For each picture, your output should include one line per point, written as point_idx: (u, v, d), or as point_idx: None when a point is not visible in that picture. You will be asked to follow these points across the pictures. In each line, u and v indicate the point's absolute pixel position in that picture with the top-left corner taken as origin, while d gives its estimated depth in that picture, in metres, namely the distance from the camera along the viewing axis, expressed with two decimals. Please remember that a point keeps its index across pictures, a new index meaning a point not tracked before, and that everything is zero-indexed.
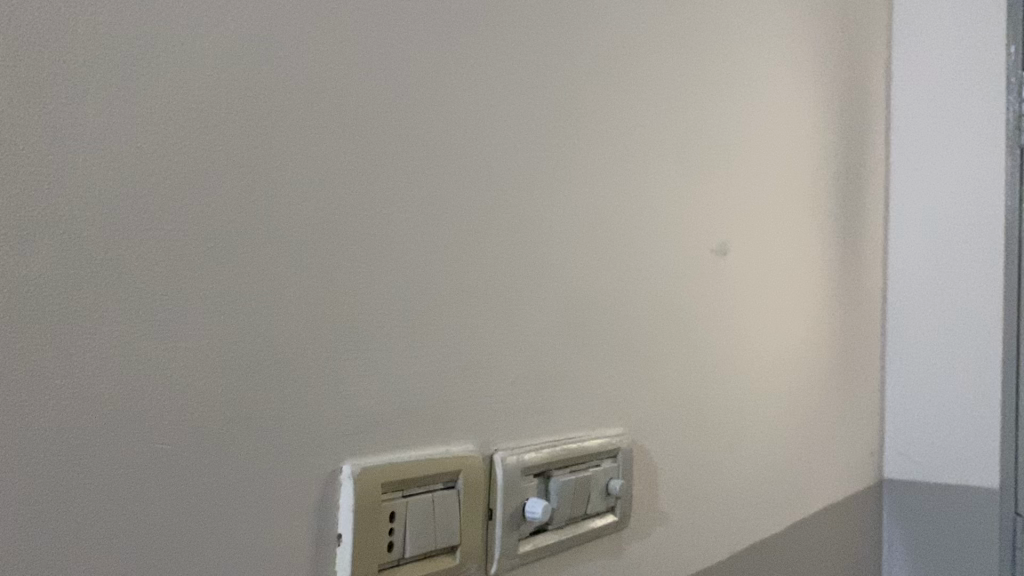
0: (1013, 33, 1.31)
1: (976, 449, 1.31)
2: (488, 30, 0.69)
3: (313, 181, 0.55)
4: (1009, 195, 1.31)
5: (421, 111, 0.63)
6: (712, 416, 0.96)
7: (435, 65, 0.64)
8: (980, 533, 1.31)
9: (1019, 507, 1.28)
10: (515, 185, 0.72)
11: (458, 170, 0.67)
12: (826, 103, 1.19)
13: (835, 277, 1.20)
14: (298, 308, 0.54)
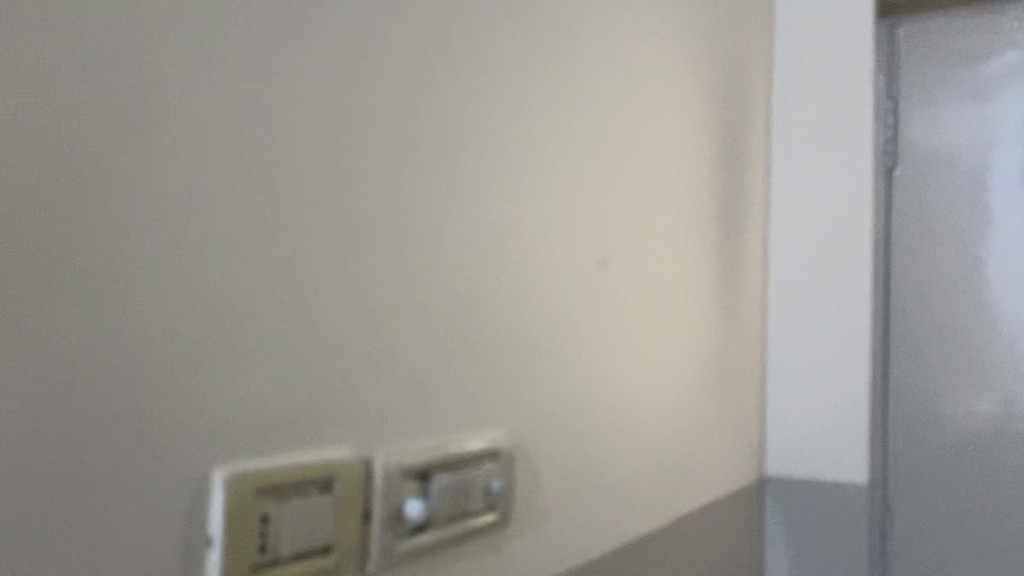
0: (884, 61, 1.40)
1: (853, 450, 1.34)
2: (366, 54, 0.72)
3: (180, 195, 0.58)
4: (881, 212, 1.39)
5: (295, 129, 0.66)
6: (593, 422, 1.00)
7: (311, 84, 0.67)
8: (852, 532, 1.34)
9: (888, 502, 1.37)
10: (391, 201, 0.75)
11: (333, 186, 0.69)
12: (706, 123, 1.25)
13: (711, 285, 1.24)
14: (163, 317, 0.57)
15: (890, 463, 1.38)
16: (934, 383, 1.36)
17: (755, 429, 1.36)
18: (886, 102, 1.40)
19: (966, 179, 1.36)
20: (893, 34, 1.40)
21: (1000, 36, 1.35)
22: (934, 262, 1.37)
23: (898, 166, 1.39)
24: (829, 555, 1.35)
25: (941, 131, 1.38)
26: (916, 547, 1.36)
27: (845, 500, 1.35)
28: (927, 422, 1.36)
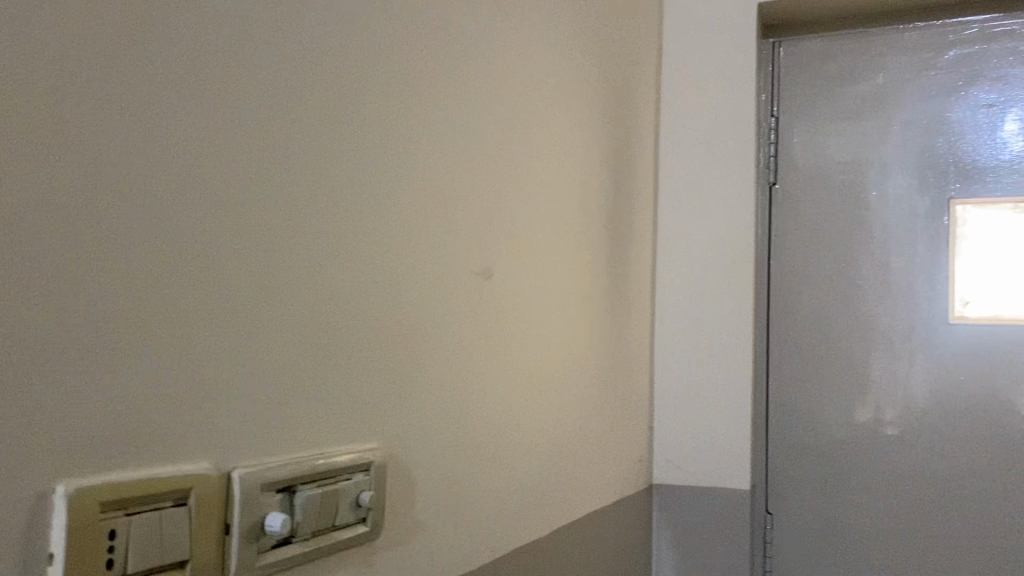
0: (764, 82, 1.47)
1: (733, 454, 1.39)
2: (239, 56, 0.71)
3: (35, 187, 0.55)
4: (762, 226, 1.45)
5: (161, 128, 0.64)
6: (473, 432, 1.00)
7: (178, 84, 0.65)
8: (738, 535, 1.37)
9: (770, 507, 1.42)
10: (259, 207, 0.73)
11: (199, 188, 0.67)
12: (592, 136, 1.27)
13: (599, 296, 1.28)
14: (15, 314, 0.54)
15: (772, 469, 1.43)
16: (817, 390, 1.41)
17: (643, 435, 1.40)
18: (767, 118, 1.46)
19: (848, 191, 1.41)
20: (774, 52, 1.48)
21: (875, 56, 1.41)
22: (814, 273, 1.42)
23: (779, 181, 1.45)
24: (714, 558, 1.39)
25: (819, 144, 1.44)
26: (796, 549, 1.40)
27: (731, 504, 1.38)
28: (805, 428, 1.41)
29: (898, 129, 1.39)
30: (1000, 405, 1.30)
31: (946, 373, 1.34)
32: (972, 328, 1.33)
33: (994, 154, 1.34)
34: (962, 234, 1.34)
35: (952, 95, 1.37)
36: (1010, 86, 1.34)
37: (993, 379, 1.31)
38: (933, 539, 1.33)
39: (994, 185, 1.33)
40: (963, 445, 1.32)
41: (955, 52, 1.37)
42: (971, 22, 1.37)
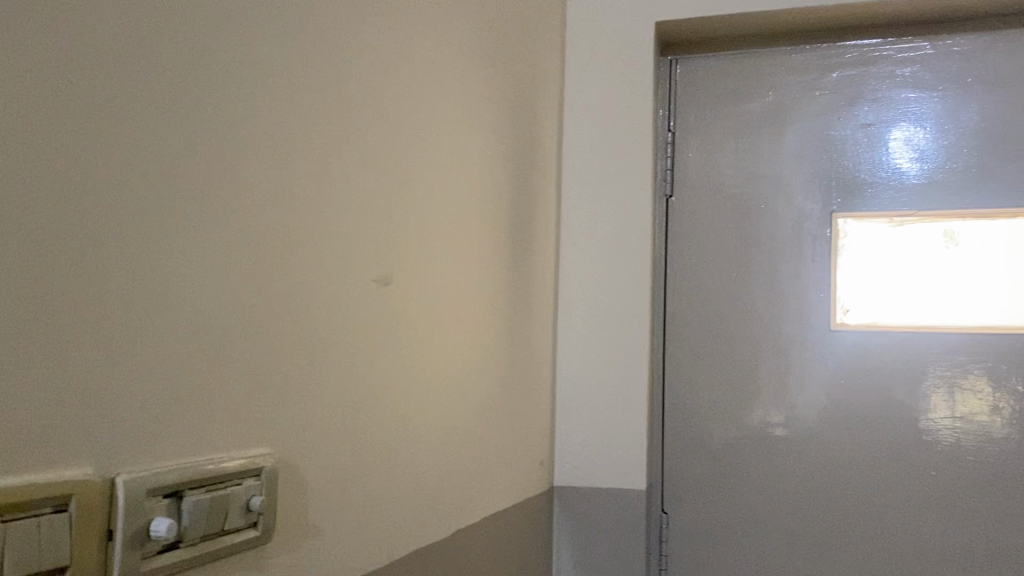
0: (661, 98, 1.53)
1: (627, 455, 1.44)
2: (135, 53, 0.70)
3: None
4: (659, 235, 1.51)
5: (49, 121, 0.62)
6: (370, 436, 1.01)
7: (70, 78, 0.64)
8: (632, 534, 1.42)
9: (665, 506, 1.48)
10: (152, 208, 0.72)
11: (89, 186, 0.66)
12: (494, 146, 1.30)
13: (500, 303, 1.31)
14: None
15: (667, 469, 1.48)
16: (703, 394, 1.47)
17: (543, 438, 1.44)
18: (664, 132, 1.52)
19: (742, 203, 1.48)
20: (671, 69, 1.54)
21: (766, 75, 1.49)
22: (709, 281, 1.48)
23: (674, 194, 1.51)
24: (611, 556, 1.43)
25: (714, 158, 1.50)
26: (689, 547, 1.46)
27: (627, 504, 1.43)
28: (699, 430, 1.47)
29: (786, 146, 1.46)
30: (878, 407, 1.38)
31: (830, 376, 1.41)
32: (854, 334, 1.40)
33: (873, 171, 1.42)
34: (844, 245, 1.42)
35: (834, 114, 1.45)
36: (886, 108, 1.43)
37: (873, 382, 1.39)
38: (817, 535, 1.40)
39: (873, 199, 1.41)
40: (845, 445, 1.39)
41: (837, 74, 1.45)
42: (851, 46, 1.46)
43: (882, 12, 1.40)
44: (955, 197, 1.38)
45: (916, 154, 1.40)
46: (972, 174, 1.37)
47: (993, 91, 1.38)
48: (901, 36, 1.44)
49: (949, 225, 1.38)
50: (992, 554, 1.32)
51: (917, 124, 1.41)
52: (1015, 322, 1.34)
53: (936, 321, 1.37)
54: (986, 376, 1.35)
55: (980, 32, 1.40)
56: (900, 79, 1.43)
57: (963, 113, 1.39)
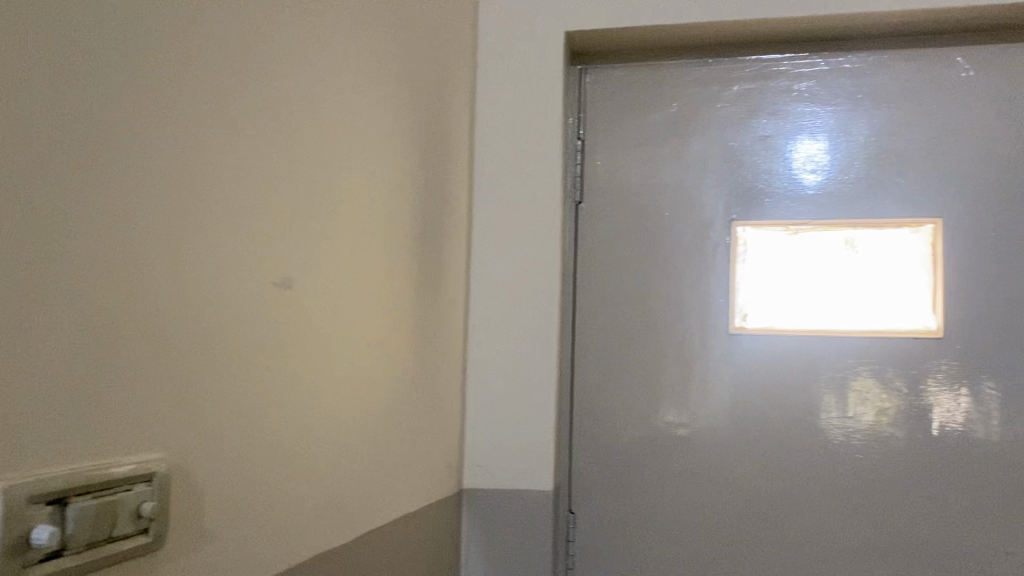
0: (571, 106, 1.57)
1: (536, 457, 1.46)
2: (27, 43, 0.68)
3: None
4: (568, 240, 1.54)
5: None
6: (270, 440, 1.00)
7: None
8: (539, 534, 1.45)
9: (572, 506, 1.50)
10: (43, 202, 0.70)
11: None
12: (403, 150, 1.31)
13: (408, 307, 1.32)
14: None
15: (575, 470, 1.51)
16: (610, 396, 1.51)
17: (453, 440, 1.46)
18: (574, 139, 1.55)
19: (650, 210, 1.51)
20: (580, 79, 1.57)
21: (671, 87, 1.53)
22: (617, 286, 1.52)
23: (584, 200, 1.54)
24: (520, 557, 1.45)
25: (621, 166, 1.54)
26: (595, 547, 1.49)
27: (535, 505, 1.45)
28: (607, 431, 1.50)
29: (691, 156, 1.51)
30: (775, 408, 1.44)
31: (731, 378, 1.46)
32: (751, 337, 1.45)
33: (771, 181, 1.48)
34: (743, 252, 1.47)
35: (735, 126, 1.50)
36: (784, 120, 1.48)
37: (771, 384, 1.44)
38: (715, 533, 1.44)
39: (770, 209, 1.47)
40: (743, 445, 1.44)
41: (738, 87, 1.51)
42: (753, 60, 1.51)
43: (783, 27, 1.46)
44: (847, 208, 1.44)
45: (811, 166, 1.46)
46: (864, 185, 1.44)
47: (884, 106, 1.45)
48: (798, 52, 1.50)
49: (849, 233, 1.44)
50: (879, 549, 1.38)
51: (813, 136, 1.47)
52: (900, 327, 1.40)
53: (829, 325, 1.43)
54: (873, 377, 1.41)
55: (871, 50, 1.47)
56: (797, 93, 1.49)
57: (855, 127, 1.45)
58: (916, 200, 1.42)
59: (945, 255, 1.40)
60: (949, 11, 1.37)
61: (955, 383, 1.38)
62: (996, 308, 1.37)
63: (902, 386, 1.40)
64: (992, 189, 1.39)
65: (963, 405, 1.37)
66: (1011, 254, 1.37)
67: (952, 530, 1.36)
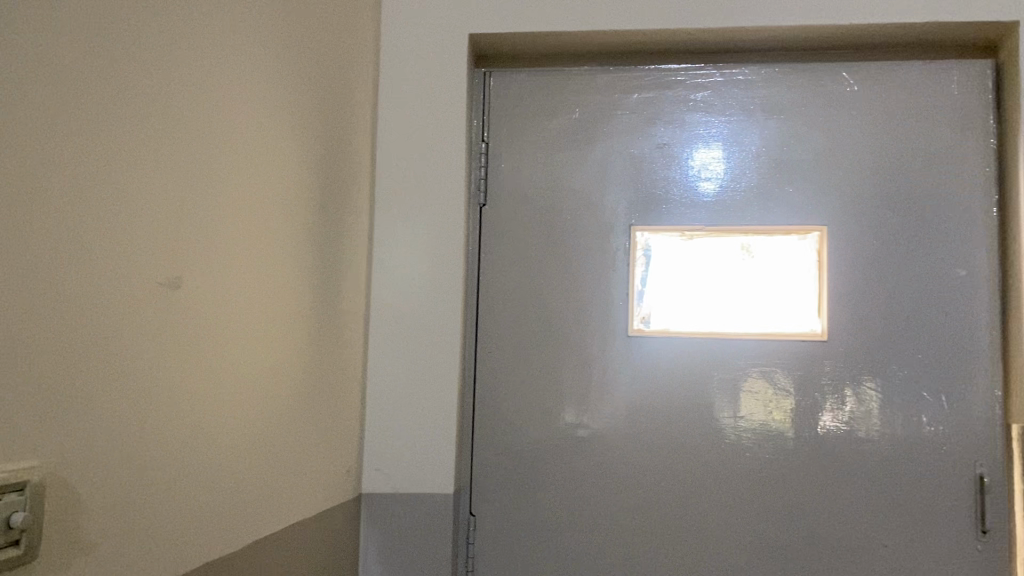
0: (475, 108, 1.57)
1: (437, 459, 1.46)
2: None
3: None
4: (471, 242, 1.54)
5: None
6: (155, 445, 0.97)
7: None
8: (439, 537, 1.44)
9: (472, 508, 1.51)
10: None
11: None
12: (302, 147, 1.29)
13: (305, 309, 1.30)
14: None
15: (475, 473, 1.51)
16: (511, 399, 1.51)
17: (350, 443, 1.44)
18: (478, 142, 1.56)
19: (553, 214, 1.53)
20: (485, 82, 1.58)
21: (573, 92, 1.55)
22: (520, 288, 1.53)
23: (487, 202, 1.55)
24: (419, 559, 1.44)
25: (524, 170, 1.55)
26: (494, 549, 1.50)
27: (436, 507, 1.45)
28: (507, 434, 1.51)
29: (592, 161, 1.53)
30: (672, 408, 1.47)
31: (631, 380, 1.49)
32: (649, 340, 1.49)
33: (668, 188, 1.52)
34: (641, 257, 1.51)
35: (634, 133, 1.53)
36: (682, 129, 1.52)
37: (668, 385, 1.48)
38: (613, 533, 1.47)
39: (666, 215, 1.51)
40: (640, 445, 1.47)
41: (636, 95, 1.54)
42: (652, 70, 1.55)
43: (682, 38, 1.50)
44: (740, 215, 1.49)
45: (706, 174, 1.51)
46: (757, 194, 1.49)
47: (774, 118, 1.50)
48: (695, 62, 1.55)
49: (744, 240, 1.49)
50: (768, 544, 1.43)
51: (708, 145, 1.51)
52: (789, 330, 1.46)
53: (723, 328, 1.48)
54: (764, 377, 1.46)
55: (763, 63, 1.53)
56: (693, 103, 1.53)
57: (747, 137, 1.51)
58: (804, 209, 1.48)
59: (830, 262, 1.46)
60: (838, 27, 1.44)
61: (840, 383, 1.44)
62: (877, 313, 1.44)
63: (791, 386, 1.45)
64: (875, 200, 1.46)
65: (848, 405, 1.44)
66: (892, 261, 1.45)
67: (835, 524, 1.42)
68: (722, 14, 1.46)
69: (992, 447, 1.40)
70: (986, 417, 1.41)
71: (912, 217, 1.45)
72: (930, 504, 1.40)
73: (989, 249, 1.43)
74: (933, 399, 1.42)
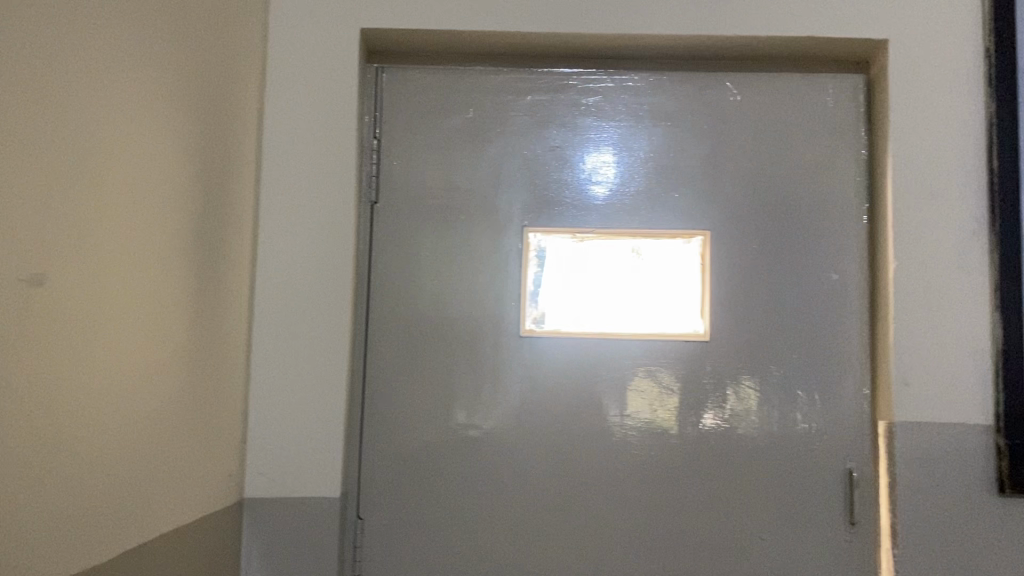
0: (367, 105, 1.55)
1: (324, 462, 1.43)
2: None
3: None
4: (362, 241, 1.52)
5: None
6: (22, 450, 0.90)
7: None
8: (326, 541, 1.41)
9: (360, 512, 1.48)
10: None
11: None
12: (183, 138, 1.23)
13: (184, 307, 1.24)
14: None
15: (364, 475, 1.49)
16: (401, 399, 1.50)
17: (232, 446, 1.39)
18: (369, 139, 1.54)
19: (445, 214, 1.52)
20: (377, 78, 1.56)
21: (467, 92, 1.55)
22: (412, 287, 1.51)
23: (379, 200, 1.52)
24: (304, 565, 1.41)
25: (416, 168, 1.53)
26: (382, 553, 1.47)
27: (324, 511, 1.41)
28: (396, 436, 1.49)
29: (486, 161, 1.53)
30: (561, 408, 1.49)
31: (521, 380, 1.49)
32: (540, 340, 1.50)
33: (560, 190, 1.53)
34: (533, 258, 1.52)
35: (527, 135, 1.54)
36: (574, 132, 1.54)
37: (558, 385, 1.49)
38: (501, 533, 1.47)
39: (559, 217, 1.53)
40: (530, 445, 1.48)
41: (530, 97, 1.55)
42: (545, 73, 1.56)
43: (576, 42, 1.52)
44: (628, 218, 1.53)
45: (597, 177, 1.53)
46: (645, 198, 1.53)
47: (662, 124, 1.54)
48: (587, 66, 1.57)
49: (633, 242, 1.52)
50: (653, 540, 1.47)
51: (599, 149, 1.54)
52: (674, 330, 1.50)
53: (611, 329, 1.50)
54: (650, 377, 1.50)
55: (651, 70, 1.56)
56: (584, 107, 1.55)
57: (636, 142, 1.54)
58: (689, 214, 1.52)
59: (713, 265, 1.51)
60: (723, 38, 1.49)
61: (721, 382, 1.49)
62: (757, 315, 1.50)
63: (674, 385, 1.49)
64: (754, 207, 1.52)
65: (729, 403, 1.49)
66: (771, 266, 1.51)
67: (716, 519, 1.47)
68: (614, 20, 1.49)
69: (860, 443, 1.48)
70: (855, 415, 1.48)
71: (790, 223, 1.51)
72: (804, 498, 1.47)
73: (860, 254, 1.51)
74: (806, 397, 1.49)
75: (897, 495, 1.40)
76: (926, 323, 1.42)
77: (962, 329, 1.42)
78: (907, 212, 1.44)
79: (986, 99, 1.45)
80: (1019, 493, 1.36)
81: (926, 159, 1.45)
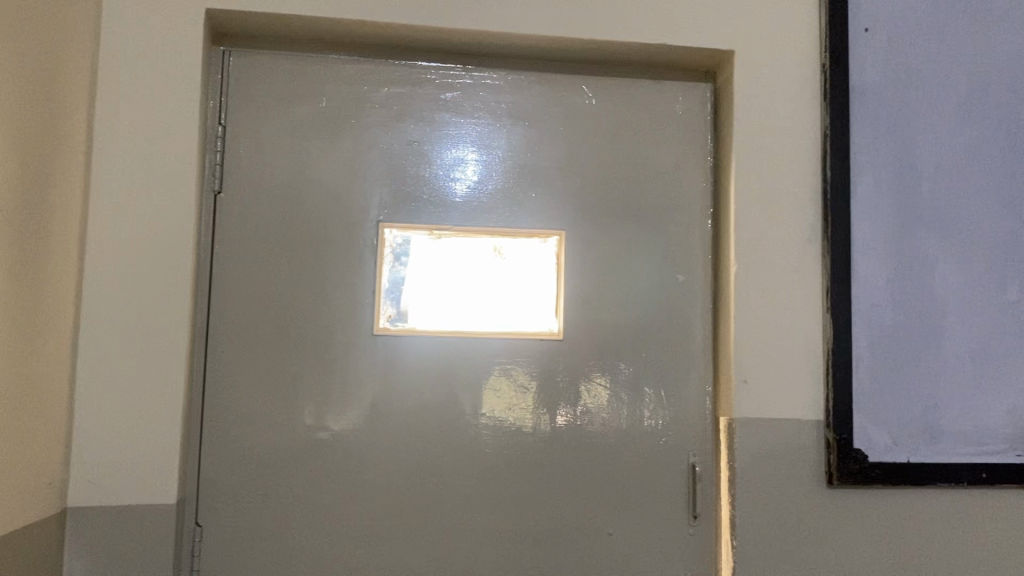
0: (213, 88, 1.47)
1: (160, 465, 1.34)
2: None
3: None
4: (205, 232, 1.44)
5: None
6: None
7: None
8: (160, 550, 1.33)
9: (200, 518, 1.40)
10: None
11: None
12: (12, 113, 1.13)
13: (8, 298, 1.14)
14: None
15: (204, 479, 1.41)
16: (245, 399, 1.43)
17: (56, 450, 1.28)
18: (214, 125, 1.46)
19: (297, 207, 1.47)
20: (224, 61, 1.48)
21: (322, 81, 1.50)
22: (258, 282, 1.45)
23: (224, 190, 1.46)
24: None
25: (266, 158, 1.47)
26: (222, 560, 1.40)
27: (158, 517, 1.33)
28: (241, 438, 1.42)
29: (340, 153, 1.49)
30: (416, 408, 1.46)
31: (376, 380, 1.46)
32: (395, 339, 1.47)
33: (418, 186, 1.51)
34: (389, 254, 1.48)
35: (384, 128, 1.51)
36: (432, 127, 1.53)
37: (412, 385, 1.47)
38: (352, 536, 1.43)
39: (417, 214, 1.50)
40: (384, 445, 1.45)
41: (387, 89, 1.52)
42: (403, 66, 1.53)
43: (437, 36, 1.50)
44: (486, 217, 1.52)
45: (456, 175, 1.52)
46: (502, 197, 1.53)
47: (520, 123, 1.55)
48: (446, 62, 1.55)
49: (494, 242, 1.52)
50: (505, 538, 1.47)
51: (457, 146, 1.53)
52: (530, 329, 1.51)
53: (469, 327, 1.49)
54: (506, 375, 1.50)
55: (510, 70, 1.56)
56: (443, 103, 1.54)
57: (495, 141, 1.54)
58: (546, 214, 1.53)
59: (568, 266, 1.53)
60: (581, 41, 1.51)
61: (574, 380, 1.51)
62: (609, 314, 1.53)
63: (529, 383, 1.50)
64: (607, 208, 1.55)
65: (581, 401, 1.51)
66: (623, 266, 1.54)
67: (565, 516, 1.49)
68: (475, 17, 1.48)
69: (703, 439, 1.53)
70: (698, 411, 1.54)
71: (641, 225, 1.55)
72: (650, 492, 1.51)
73: (704, 257, 1.57)
74: (653, 394, 1.53)
75: (736, 488, 1.46)
76: (766, 323, 1.49)
77: (797, 330, 1.50)
78: (749, 217, 1.51)
79: (821, 113, 1.54)
80: (846, 483, 1.45)
81: (766, 168, 1.52)
